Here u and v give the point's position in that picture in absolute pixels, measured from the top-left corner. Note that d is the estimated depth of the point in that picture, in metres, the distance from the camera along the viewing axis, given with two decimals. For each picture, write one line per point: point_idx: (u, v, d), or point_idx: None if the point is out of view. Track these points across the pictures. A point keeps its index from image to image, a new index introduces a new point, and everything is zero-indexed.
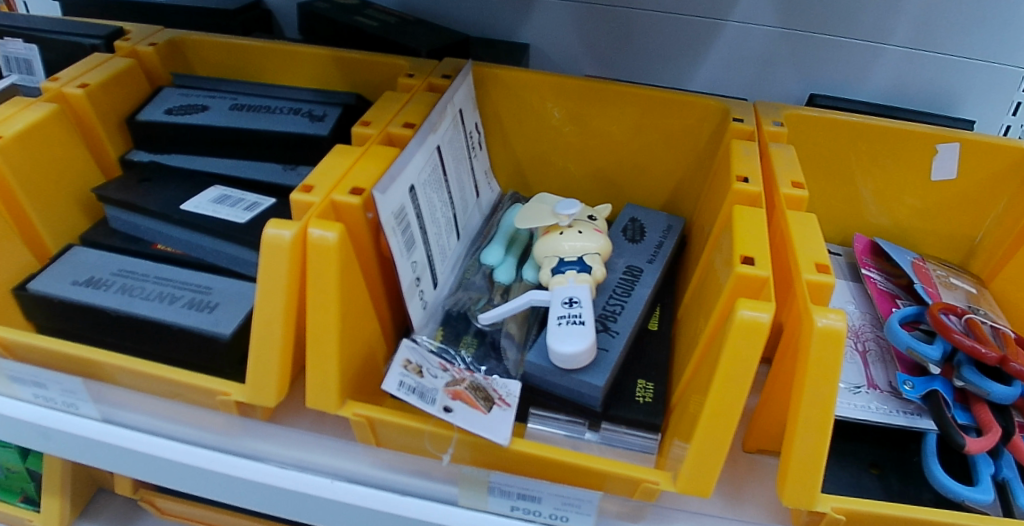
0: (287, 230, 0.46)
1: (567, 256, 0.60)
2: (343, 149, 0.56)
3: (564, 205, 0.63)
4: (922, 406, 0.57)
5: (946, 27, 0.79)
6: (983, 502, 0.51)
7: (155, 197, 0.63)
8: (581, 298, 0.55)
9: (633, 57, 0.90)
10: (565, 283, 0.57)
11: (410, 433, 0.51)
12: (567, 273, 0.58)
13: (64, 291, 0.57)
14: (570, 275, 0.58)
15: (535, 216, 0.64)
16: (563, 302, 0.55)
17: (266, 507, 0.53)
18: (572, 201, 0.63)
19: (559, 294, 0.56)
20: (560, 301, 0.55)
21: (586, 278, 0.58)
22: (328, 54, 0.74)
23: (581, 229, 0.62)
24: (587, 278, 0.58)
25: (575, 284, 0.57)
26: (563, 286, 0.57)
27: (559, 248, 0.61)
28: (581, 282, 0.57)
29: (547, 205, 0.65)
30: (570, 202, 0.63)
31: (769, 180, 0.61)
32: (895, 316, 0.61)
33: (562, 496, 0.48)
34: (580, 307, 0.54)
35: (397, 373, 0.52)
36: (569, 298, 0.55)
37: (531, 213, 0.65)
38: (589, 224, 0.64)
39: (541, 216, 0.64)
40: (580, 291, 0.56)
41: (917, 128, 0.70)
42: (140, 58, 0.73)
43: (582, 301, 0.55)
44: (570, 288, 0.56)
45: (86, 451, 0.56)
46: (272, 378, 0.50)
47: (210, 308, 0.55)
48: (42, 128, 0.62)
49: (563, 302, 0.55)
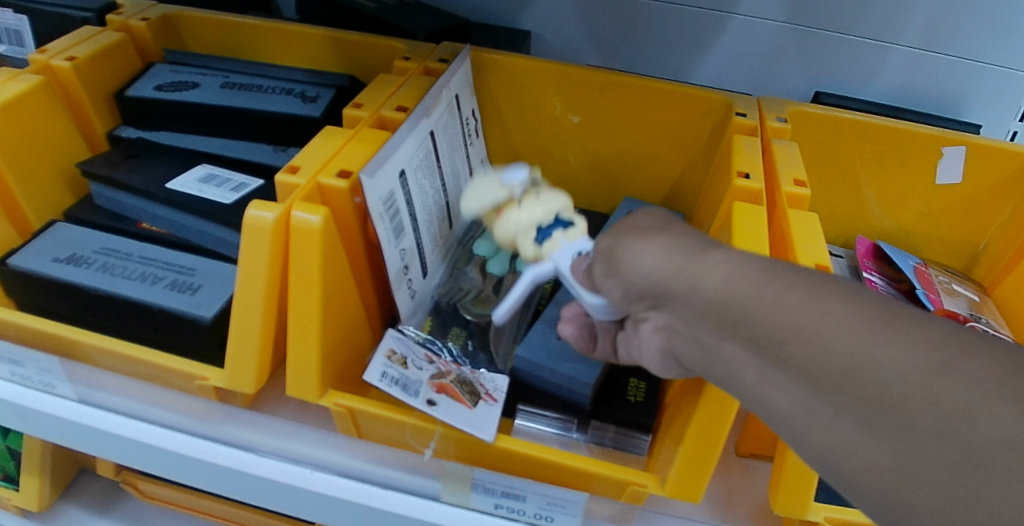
0: (270, 211, 0.45)
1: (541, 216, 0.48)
2: (333, 131, 0.54)
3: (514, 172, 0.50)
4: None
5: (955, 29, 0.77)
6: None
7: (140, 174, 0.61)
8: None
9: (637, 49, 0.88)
10: (561, 248, 0.46)
11: (392, 426, 0.49)
12: (555, 233, 0.47)
13: (43, 268, 0.55)
14: (559, 235, 0.47)
15: (486, 190, 0.50)
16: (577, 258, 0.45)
17: (245, 496, 0.53)
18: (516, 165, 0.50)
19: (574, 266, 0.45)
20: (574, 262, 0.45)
21: (581, 227, 0.48)
22: (324, 33, 0.72)
23: (538, 194, 0.50)
24: (581, 228, 0.48)
25: (573, 242, 0.46)
26: (559, 249, 0.46)
27: (529, 212, 0.48)
28: (577, 237, 0.47)
29: (490, 173, 0.52)
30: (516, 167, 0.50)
31: (771, 176, 0.59)
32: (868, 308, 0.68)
33: (547, 496, 0.47)
34: None
35: (380, 364, 0.50)
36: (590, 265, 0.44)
37: (478, 194, 0.51)
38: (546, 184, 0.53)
39: (488, 188, 0.50)
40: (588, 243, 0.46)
41: (924, 130, 0.68)
42: (132, 33, 0.71)
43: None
44: (570, 246, 0.46)
45: (64, 432, 0.55)
46: (251, 364, 0.48)
47: (192, 291, 0.54)
48: (29, 100, 0.60)
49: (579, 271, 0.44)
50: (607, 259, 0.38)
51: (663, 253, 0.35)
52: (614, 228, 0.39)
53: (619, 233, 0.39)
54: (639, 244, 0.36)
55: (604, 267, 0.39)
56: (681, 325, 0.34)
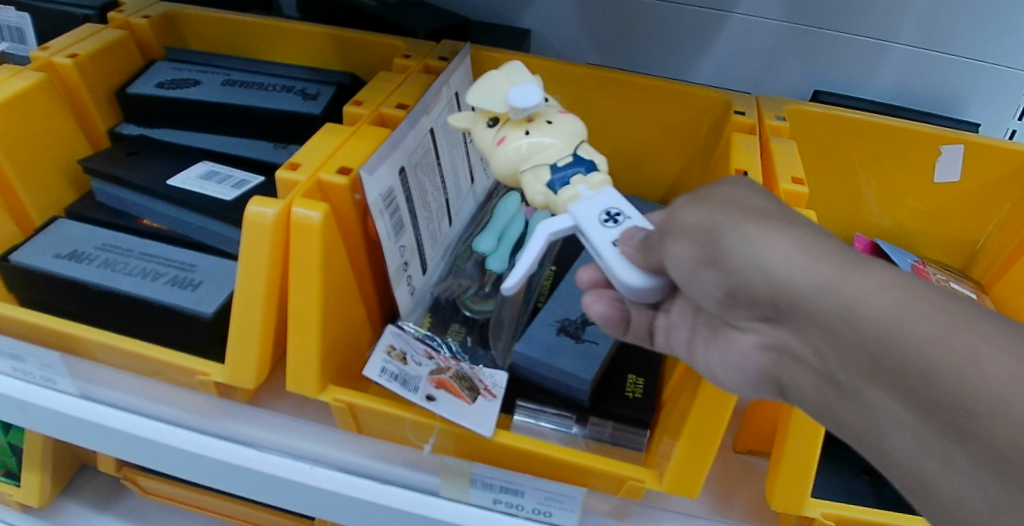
0: (270, 208, 0.45)
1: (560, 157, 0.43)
2: (333, 128, 0.54)
3: (525, 98, 0.43)
4: None
5: (954, 28, 0.78)
6: None
7: (141, 170, 0.61)
8: (627, 211, 0.41)
9: (636, 48, 0.88)
10: (583, 200, 0.42)
11: (392, 421, 0.50)
12: (573, 180, 0.43)
13: (45, 264, 0.55)
14: (579, 183, 0.43)
15: (495, 103, 0.44)
16: (606, 223, 0.40)
17: (245, 491, 0.53)
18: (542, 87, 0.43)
19: (606, 234, 0.40)
20: (605, 228, 0.40)
21: (603, 174, 0.43)
22: (324, 31, 0.72)
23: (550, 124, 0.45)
24: (603, 174, 0.43)
25: (595, 194, 0.42)
26: (581, 204, 0.41)
27: (546, 151, 0.44)
28: (598, 186, 0.43)
29: (507, 79, 0.45)
30: (530, 91, 0.43)
31: (769, 173, 0.60)
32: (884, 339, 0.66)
33: (546, 491, 0.48)
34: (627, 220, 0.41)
35: (379, 359, 0.50)
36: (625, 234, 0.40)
37: (487, 99, 0.44)
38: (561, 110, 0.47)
39: (498, 104, 0.44)
40: (610, 196, 0.42)
41: (922, 128, 0.68)
42: (134, 30, 0.71)
43: (629, 214, 0.41)
44: (593, 201, 0.41)
45: (65, 427, 0.55)
46: (251, 360, 0.49)
47: (193, 287, 0.54)
48: (30, 97, 0.60)
49: (613, 242, 0.39)
50: (702, 243, 0.32)
51: (794, 251, 0.29)
52: (710, 205, 0.33)
53: (710, 210, 0.33)
54: (760, 237, 0.30)
55: (696, 253, 0.33)
56: (805, 350, 0.30)
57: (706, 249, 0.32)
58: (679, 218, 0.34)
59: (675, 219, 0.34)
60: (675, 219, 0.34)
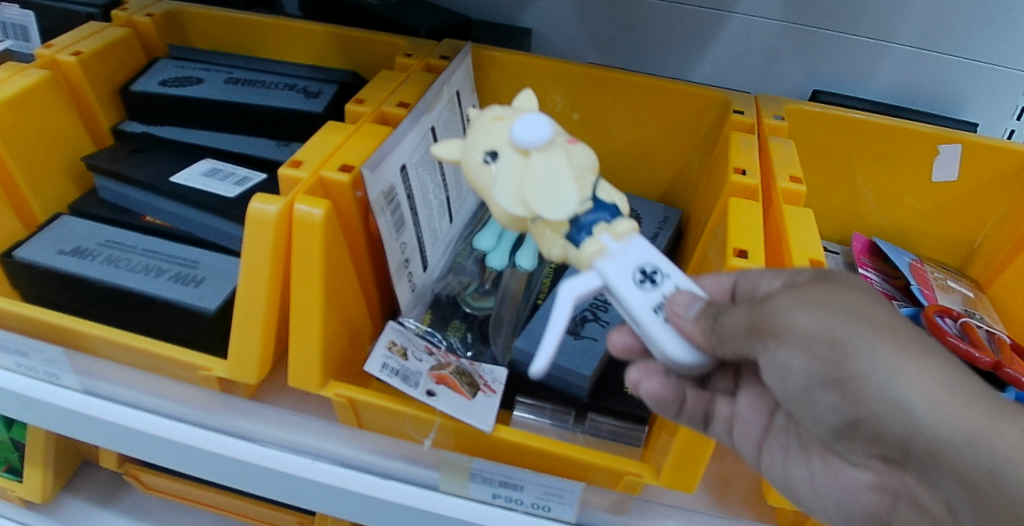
0: (273, 204, 0.46)
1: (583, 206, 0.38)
2: (335, 126, 0.55)
3: (529, 136, 0.37)
4: None
5: (952, 28, 0.78)
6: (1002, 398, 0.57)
7: (145, 168, 0.62)
8: (664, 267, 0.38)
9: (636, 47, 0.88)
10: (609, 254, 0.37)
11: (393, 416, 0.50)
12: (595, 229, 0.38)
13: (49, 261, 0.56)
14: (601, 231, 0.38)
15: (561, 185, 0.37)
16: (642, 283, 0.37)
17: (247, 485, 0.54)
18: (534, 114, 0.38)
19: (645, 299, 0.36)
20: (640, 289, 0.37)
21: (628, 219, 0.39)
22: (326, 30, 0.73)
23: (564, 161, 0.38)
24: (627, 219, 0.39)
25: (623, 247, 0.37)
26: (609, 260, 0.37)
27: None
28: (624, 235, 0.38)
29: (510, 158, 0.38)
30: (531, 129, 0.37)
31: (768, 172, 0.60)
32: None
33: (545, 485, 0.48)
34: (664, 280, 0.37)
35: (381, 354, 0.50)
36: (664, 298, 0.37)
37: (552, 192, 0.37)
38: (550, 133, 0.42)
39: (564, 182, 0.37)
40: (640, 248, 0.38)
41: (920, 127, 0.68)
42: (137, 28, 0.72)
43: (667, 271, 0.38)
44: (620, 255, 0.37)
45: (69, 422, 0.56)
46: (253, 355, 0.49)
47: (196, 283, 0.54)
48: (34, 95, 0.60)
49: (654, 308, 0.36)
50: (825, 357, 0.32)
51: (930, 386, 0.31)
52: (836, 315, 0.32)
53: (834, 323, 0.32)
54: (902, 370, 0.31)
55: (814, 367, 0.32)
56: (930, 496, 0.33)
57: (831, 366, 0.32)
58: (790, 319, 0.32)
59: (783, 320, 0.33)
60: (782, 319, 0.33)
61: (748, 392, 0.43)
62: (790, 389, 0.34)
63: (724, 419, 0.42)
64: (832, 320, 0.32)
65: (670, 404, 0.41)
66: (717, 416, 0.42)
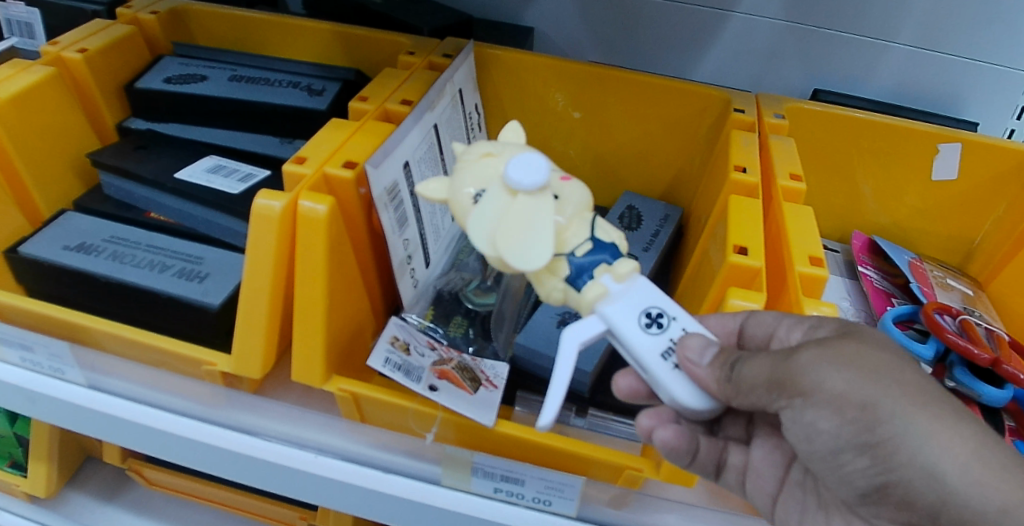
0: (277, 200, 0.46)
1: (581, 248, 0.38)
2: (339, 123, 0.55)
3: (519, 172, 0.37)
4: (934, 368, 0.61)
5: (953, 27, 0.78)
6: (1000, 395, 0.58)
7: (150, 165, 0.62)
8: (670, 309, 0.39)
9: (638, 46, 0.89)
10: (614, 297, 0.38)
11: (396, 411, 0.51)
12: (596, 272, 0.38)
13: (54, 256, 0.56)
14: (603, 273, 0.38)
15: (539, 233, 0.36)
16: (648, 327, 0.38)
17: (251, 479, 0.54)
18: (528, 156, 0.38)
19: (653, 344, 0.38)
20: (648, 333, 0.38)
21: (629, 260, 0.39)
22: (329, 28, 0.73)
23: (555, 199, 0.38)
24: (628, 260, 0.39)
25: (625, 289, 0.38)
26: (613, 303, 0.37)
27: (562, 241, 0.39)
28: (626, 275, 0.38)
29: (500, 196, 0.37)
30: (521, 166, 0.37)
31: (769, 171, 0.61)
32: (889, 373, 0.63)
33: (546, 480, 0.48)
34: (670, 325, 0.38)
35: (384, 349, 0.51)
36: (672, 342, 0.38)
37: (543, 230, 0.36)
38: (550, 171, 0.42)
39: (544, 231, 0.36)
40: (644, 290, 0.39)
41: (919, 127, 0.69)
42: (142, 26, 0.72)
43: (673, 314, 0.39)
44: (623, 297, 0.38)
45: (74, 416, 0.56)
46: (257, 351, 0.50)
47: (200, 279, 0.55)
48: (39, 91, 0.61)
49: (663, 354, 0.37)
50: (856, 415, 0.35)
51: (961, 452, 0.34)
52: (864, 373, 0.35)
53: (864, 385, 0.35)
54: (932, 431, 0.34)
55: (846, 430, 0.35)
56: None
57: (863, 427, 0.35)
58: (820, 379, 0.35)
59: (813, 380, 0.35)
60: (811, 378, 0.35)
61: (762, 446, 0.46)
62: (819, 448, 0.37)
63: (736, 468, 0.46)
64: (861, 382, 0.35)
65: (681, 453, 0.41)
66: (731, 466, 0.46)
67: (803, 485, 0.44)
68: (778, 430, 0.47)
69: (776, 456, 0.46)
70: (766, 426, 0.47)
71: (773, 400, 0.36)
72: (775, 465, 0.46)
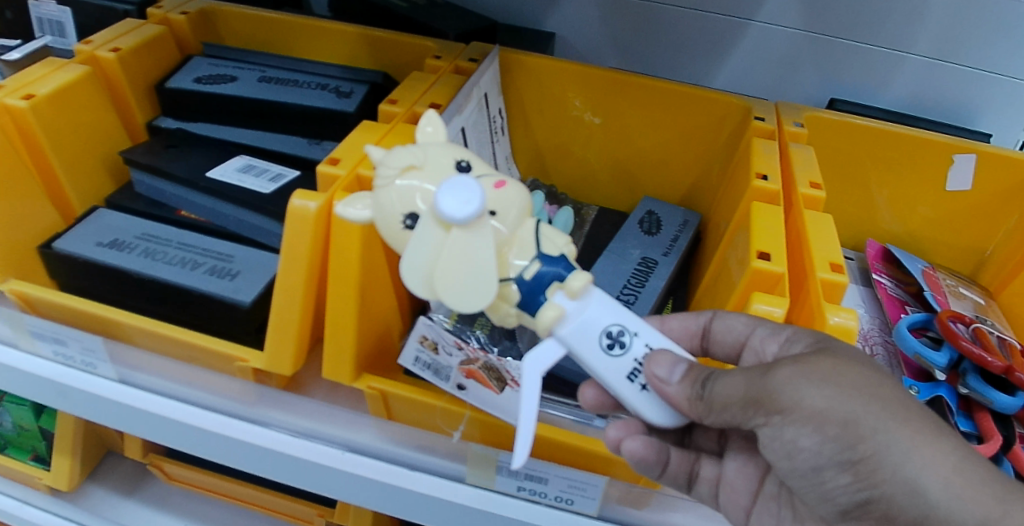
0: (313, 201, 0.47)
1: (528, 270, 0.38)
2: (370, 125, 0.57)
3: (450, 206, 0.35)
4: (946, 375, 0.62)
5: (970, 39, 0.79)
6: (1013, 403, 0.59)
7: (181, 163, 0.63)
8: (631, 325, 0.40)
9: (657, 53, 0.90)
10: (568, 319, 0.38)
11: (423, 409, 0.53)
12: (549, 292, 0.38)
13: (88, 252, 0.57)
14: (556, 292, 0.38)
15: (474, 272, 0.36)
16: (610, 347, 0.39)
17: (276, 474, 0.55)
18: (459, 182, 0.36)
19: (616, 365, 0.39)
20: (610, 355, 0.39)
21: (583, 271, 0.39)
22: (356, 31, 0.74)
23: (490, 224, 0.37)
24: (582, 271, 0.39)
25: (581, 306, 0.39)
26: (568, 326, 0.38)
27: (507, 263, 0.38)
28: (580, 290, 0.38)
29: (434, 231, 0.36)
30: (451, 199, 0.35)
31: (789, 178, 0.62)
32: (901, 377, 0.64)
33: (569, 478, 0.50)
34: (630, 342, 0.40)
35: (413, 348, 0.53)
36: (637, 362, 0.40)
37: (478, 270, 0.36)
38: (489, 175, 0.40)
39: (479, 269, 0.36)
40: (597, 304, 0.39)
41: (935, 137, 0.70)
42: (173, 26, 0.73)
43: (635, 330, 0.40)
44: (579, 316, 0.38)
45: (104, 409, 0.57)
46: (288, 349, 0.51)
47: (232, 276, 0.56)
48: (74, 90, 0.62)
49: (629, 376, 0.40)
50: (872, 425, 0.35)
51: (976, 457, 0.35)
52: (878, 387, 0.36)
53: (849, 404, 0.36)
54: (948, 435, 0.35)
55: (826, 447, 0.36)
56: None
57: (845, 444, 0.36)
58: (798, 396, 0.36)
59: (791, 397, 0.36)
60: (789, 396, 0.36)
61: (737, 459, 0.47)
62: (799, 465, 0.38)
63: (709, 480, 0.47)
64: (839, 399, 0.36)
65: (650, 463, 0.44)
66: (703, 478, 0.47)
67: (778, 498, 0.45)
68: (751, 445, 0.48)
69: (750, 469, 0.47)
70: (739, 440, 0.48)
71: (748, 418, 0.38)
72: (749, 479, 0.47)
